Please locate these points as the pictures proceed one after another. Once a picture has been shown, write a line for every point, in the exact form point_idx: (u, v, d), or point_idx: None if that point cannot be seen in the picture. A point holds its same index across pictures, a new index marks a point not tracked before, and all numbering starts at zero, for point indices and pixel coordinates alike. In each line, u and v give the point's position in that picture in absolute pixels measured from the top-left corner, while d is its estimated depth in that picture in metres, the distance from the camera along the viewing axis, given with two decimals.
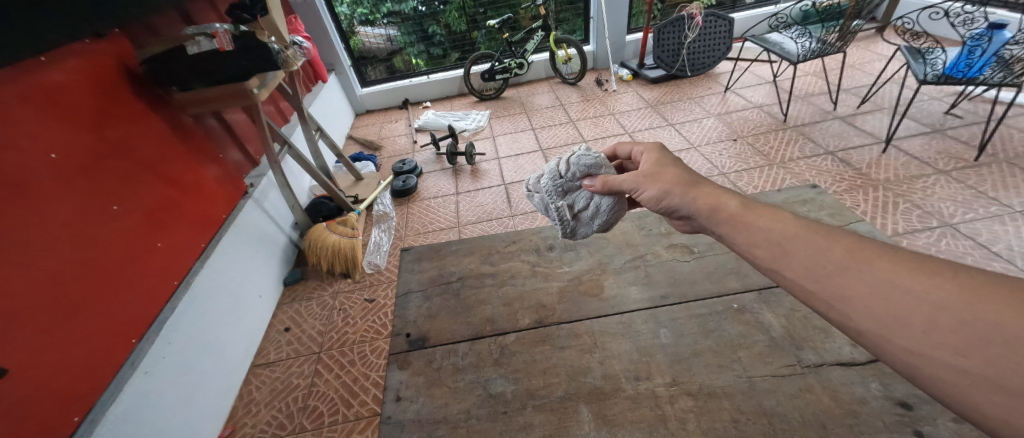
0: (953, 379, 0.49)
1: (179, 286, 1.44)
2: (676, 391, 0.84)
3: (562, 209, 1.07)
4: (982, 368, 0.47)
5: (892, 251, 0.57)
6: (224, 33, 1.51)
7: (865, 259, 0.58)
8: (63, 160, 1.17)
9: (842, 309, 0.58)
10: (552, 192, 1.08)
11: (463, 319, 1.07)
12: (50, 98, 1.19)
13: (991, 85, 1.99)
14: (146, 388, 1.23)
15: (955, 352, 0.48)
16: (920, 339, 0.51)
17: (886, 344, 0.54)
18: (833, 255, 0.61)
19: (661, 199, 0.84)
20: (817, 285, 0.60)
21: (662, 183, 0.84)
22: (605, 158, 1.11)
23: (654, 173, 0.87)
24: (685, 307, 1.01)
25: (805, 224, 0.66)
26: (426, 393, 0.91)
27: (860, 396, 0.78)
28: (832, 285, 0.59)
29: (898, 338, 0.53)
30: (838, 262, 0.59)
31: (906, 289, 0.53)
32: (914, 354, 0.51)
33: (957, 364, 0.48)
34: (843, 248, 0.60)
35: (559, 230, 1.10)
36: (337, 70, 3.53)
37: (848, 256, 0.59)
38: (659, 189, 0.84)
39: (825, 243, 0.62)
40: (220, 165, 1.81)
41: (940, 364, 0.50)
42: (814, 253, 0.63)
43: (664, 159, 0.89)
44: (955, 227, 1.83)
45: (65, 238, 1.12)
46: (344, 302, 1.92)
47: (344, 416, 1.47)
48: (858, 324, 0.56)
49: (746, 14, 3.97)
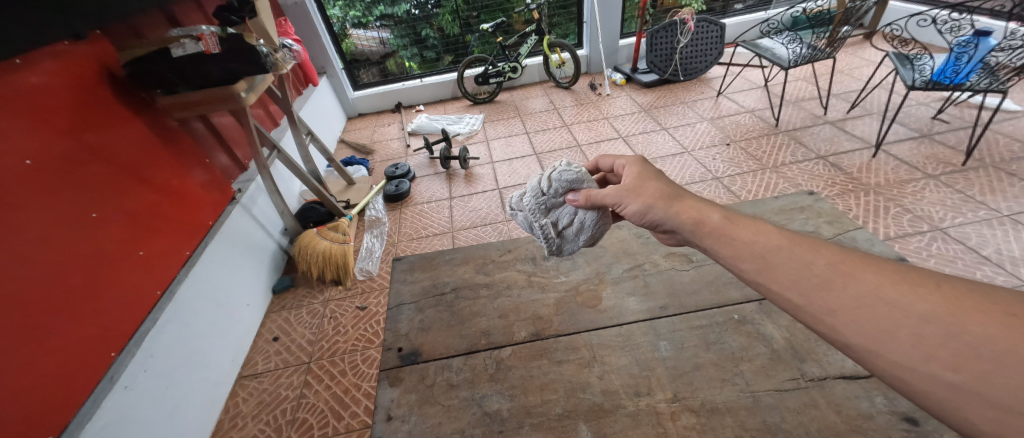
0: (946, 396, 0.47)
1: (162, 297, 1.39)
2: (677, 407, 0.82)
3: (547, 227, 1.05)
4: (974, 384, 0.45)
5: (876, 260, 0.55)
6: (210, 35, 1.48)
7: (849, 271, 0.56)
8: (40, 165, 1.12)
9: (830, 323, 0.56)
10: (535, 210, 1.06)
11: (457, 332, 1.04)
12: (27, 101, 1.14)
13: (978, 91, 2.01)
14: (126, 402, 1.18)
15: (946, 367, 0.47)
16: (909, 353, 0.49)
17: (876, 360, 0.52)
18: (816, 267, 0.59)
19: (645, 214, 0.82)
20: (803, 299, 0.58)
21: (644, 197, 0.81)
22: (587, 171, 1.08)
23: (637, 186, 0.84)
24: (684, 319, 0.99)
25: (789, 236, 0.64)
26: (417, 412, 0.88)
27: (866, 411, 0.76)
28: (818, 300, 0.57)
29: (887, 352, 0.51)
30: (821, 275, 0.58)
31: (893, 302, 0.51)
32: (906, 369, 0.49)
33: (948, 379, 0.47)
34: (825, 260, 0.59)
35: (545, 249, 1.08)
36: (329, 73, 3.48)
37: (832, 268, 0.57)
38: (642, 204, 0.81)
39: (808, 255, 0.61)
40: (207, 169, 1.76)
41: (930, 379, 0.48)
42: (798, 265, 0.60)
43: (646, 172, 0.86)
44: (945, 231, 1.84)
45: (45, 249, 1.08)
46: (335, 310, 1.87)
47: (334, 429, 1.43)
48: (848, 339, 0.54)
49: (736, 20, 4.03)
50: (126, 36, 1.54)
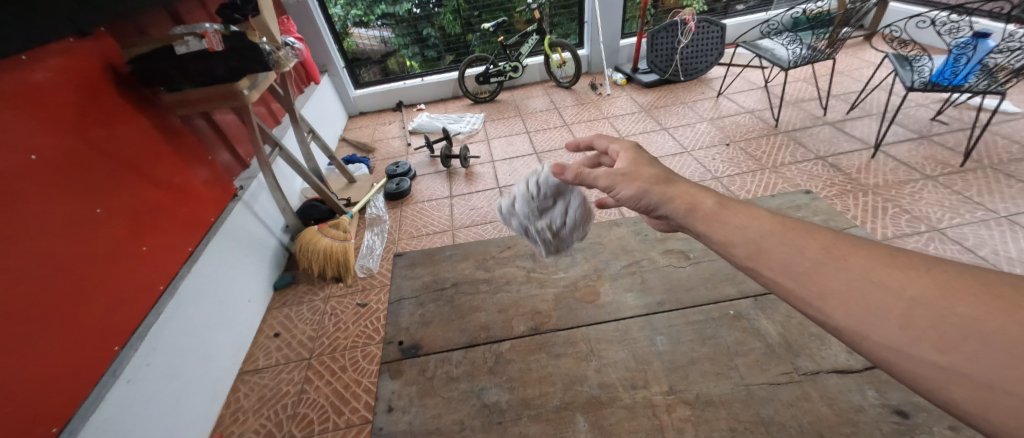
0: (934, 376, 0.48)
1: (165, 292, 1.40)
2: (673, 400, 0.83)
3: (543, 229, 1.06)
4: (960, 364, 0.46)
5: (868, 244, 0.57)
6: (213, 33, 1.49)
7: (841, 256, 0.57)
8: (45, 161, 1.13)
9: (820, 307, 0.57)
10: (529, 214, 1.07)
11: (457, 326, 1.05)
12: (33, 97, 1.15)
13: (976, 92, 2.03)
14: (129, 397, 1.20)
15: (933, 348, 0.48)
16: (898, 335, 0.50)
17: (865, 343, 0.53)
18: (809, 252, 0.60)
19: (640, 198, 0.81)
20: (794, 282, 0.60)
21: (640, 181, 0.81)
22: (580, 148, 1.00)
23: (631, 171, 0.83)
24: (682, 314, 1.00)
25: (779, 221, 0.66)
26: (418, 404, 0.89)
27: (857, 403, 0.78)
28: (811, 284, 0.58)
29: (876, 335, 0.52)
30: (814, 259, 0.59)
31: (884, 286, 0.52)
32: (894, 351, 0.51)
33: (937, 360, 0.48)
34: (818, 245, 0.60)
35: (543, 250, 1.08)
36: (331, 72, 3.49)
37: (824, 253, 0.59)
38: (637, 188, 0.81)
39: (801, 240, 0.61)
40: (209, 166, 1.78)
41: (918, 361, 0.49)
42: (790, 250, 0.61)
43: (640, 158, 0.86)
44: (943, 231, 1.86)
45: (50, 244, 1.09)
46: (335, 307, 1.89)
47: (334, 424, 1.44)
48: (838, 323, 0.55)
49: (737, 20, 4.05)
50: (130, 34, 1.55)
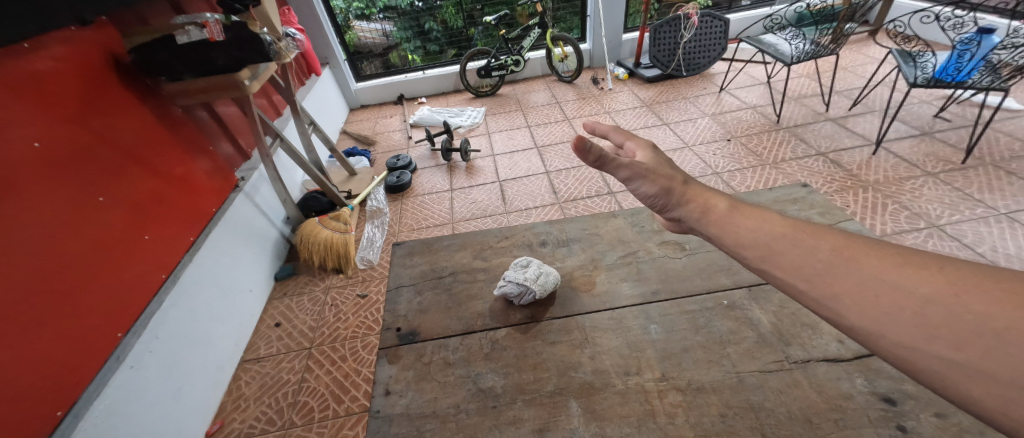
0: (948, 373, 0.46)
1: (167, 280, 1.42)
2: (666, 386, 0.84)
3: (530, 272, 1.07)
4: (978, 361, 0.44)
5: (880, 246, 0.55)
6: (214, 23, 1.51)
7: (851, 257, 0.55)
8: (48, 149, 1.15)
9: (833, 307, 0.54)
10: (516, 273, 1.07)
11: (455, 313, 1.07)
12: (35, 85, 1.16)
13: (979, 89, 2.00)
14: (132, 382, 1.22)
15: (948, 345, 0.46)
16: (911, 332, 0.48)
17: (878, 341, 0.50)
18: (820, 253, 0.57)
19: (655, 196, 0.71)
20: (807, 284, 0.56)
21: (660, 178, 0.70)
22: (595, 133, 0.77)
23: (653, 168, 0.71)
24: (675, 303, 1.02)
25: (790, 223, 0.63)
26: (415, 388, 0.91)
27: (847, 391, 0.79)
28: (823, 284, 0.55)
29: (889, 333, 0.49)
30: (825, 260, 0.56)
31: (895, 284, 0.51)
32: (907, 348, 0.48)
33: (950, 357, 0.46)
34: (829, 246, 0.57)
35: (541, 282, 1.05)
36: (332, 64, 3.48)
37: (835, 254, 0.56)
38: (658, 186, 0.70)
39: (813, 240, 0.59)
40: (211, 157, 1.79)
41: (932, 358, 0.47)
42: (801, 252, 0.59)
43: (660, 160, 0.76)
44: (942, 228, 1.86)
45: (52, 230, 1.11)
46: (335, 298, 1.91)
47: (334, 412, 1.46)
48: (851, 322, 0.52)
49: (741, 15, 4.03)
50: (131, 23, 1.55)
